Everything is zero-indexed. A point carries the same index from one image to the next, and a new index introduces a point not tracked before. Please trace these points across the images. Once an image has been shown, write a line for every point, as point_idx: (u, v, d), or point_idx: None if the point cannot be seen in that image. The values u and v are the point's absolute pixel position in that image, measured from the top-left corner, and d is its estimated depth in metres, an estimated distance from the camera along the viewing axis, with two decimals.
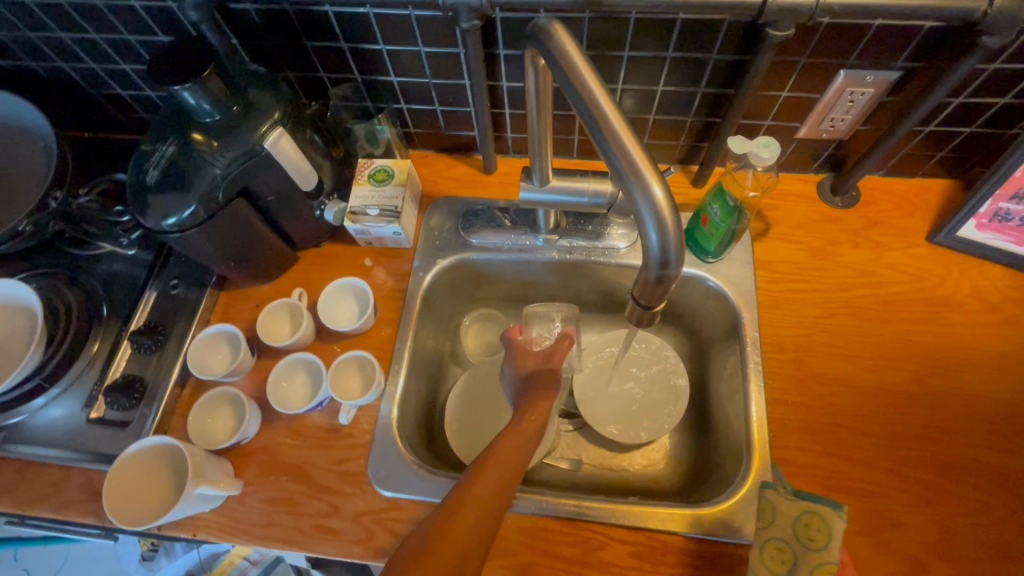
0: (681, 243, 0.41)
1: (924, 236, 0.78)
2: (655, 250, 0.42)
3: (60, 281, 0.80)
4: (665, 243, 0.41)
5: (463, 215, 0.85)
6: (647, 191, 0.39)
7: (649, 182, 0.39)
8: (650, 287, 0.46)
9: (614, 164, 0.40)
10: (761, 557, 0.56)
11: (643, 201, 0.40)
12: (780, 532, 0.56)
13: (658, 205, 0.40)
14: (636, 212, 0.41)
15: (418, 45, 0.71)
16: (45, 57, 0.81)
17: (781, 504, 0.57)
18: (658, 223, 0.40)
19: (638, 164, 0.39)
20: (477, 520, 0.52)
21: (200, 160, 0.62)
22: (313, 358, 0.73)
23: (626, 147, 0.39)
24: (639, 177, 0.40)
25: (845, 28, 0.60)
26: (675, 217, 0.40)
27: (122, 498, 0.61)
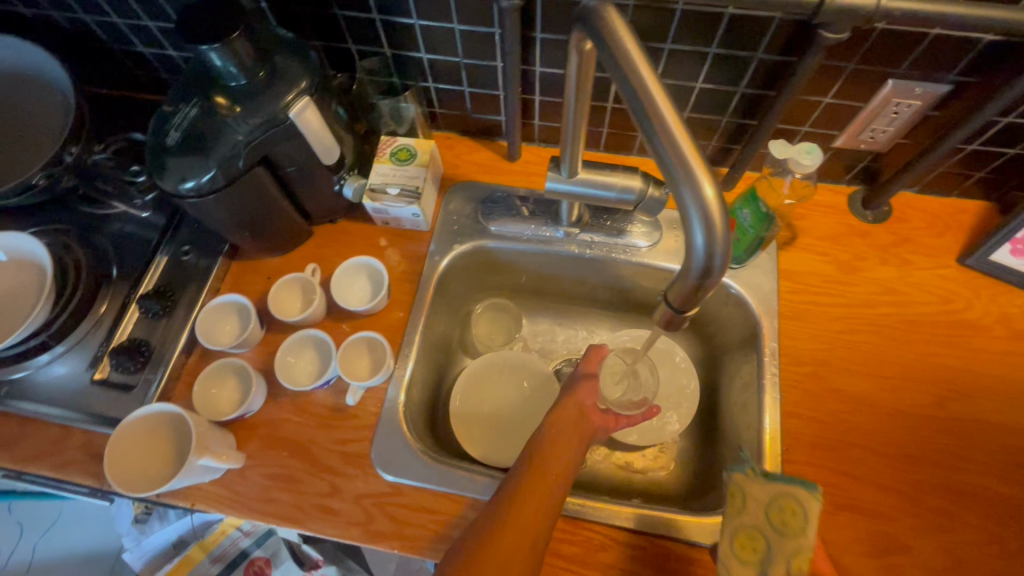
0: (727, 247, 0.37)
1: (955, 257, 0.76)
2: (697, 253, 0.38)
3: (70, 238, 0.79)
4: (710, 246, 0.37)
5: (483, 201, 0.83)
6: (695, 187, 0.36)
7: (698, 177, 0.36)
8: (686, 294, 0.42)
9: (660, 156, 0.37)
10: (729, 548, 0.52)
11: (689, 197, 0.36)
12: (751, 520, 0.52)
13: (705, 203, 0.36)
14: (682, 209, 0.38)
15: (452, 22, 0.69)
16: (69, 8, 0.79)
17: (750, 487, 0.53)
18: (704, 222, 0.36)
19: (687, 156, 0.36)
20: (523, 528, 0.54)
21: (223, 125, 0.61)
22: (323, 335, 0.72)
23: (675, 137, 0.36)
24: (687, 171, 0.36)
25: (899, 35, 0.58)
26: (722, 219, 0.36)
27: (123, 464, 0.60)
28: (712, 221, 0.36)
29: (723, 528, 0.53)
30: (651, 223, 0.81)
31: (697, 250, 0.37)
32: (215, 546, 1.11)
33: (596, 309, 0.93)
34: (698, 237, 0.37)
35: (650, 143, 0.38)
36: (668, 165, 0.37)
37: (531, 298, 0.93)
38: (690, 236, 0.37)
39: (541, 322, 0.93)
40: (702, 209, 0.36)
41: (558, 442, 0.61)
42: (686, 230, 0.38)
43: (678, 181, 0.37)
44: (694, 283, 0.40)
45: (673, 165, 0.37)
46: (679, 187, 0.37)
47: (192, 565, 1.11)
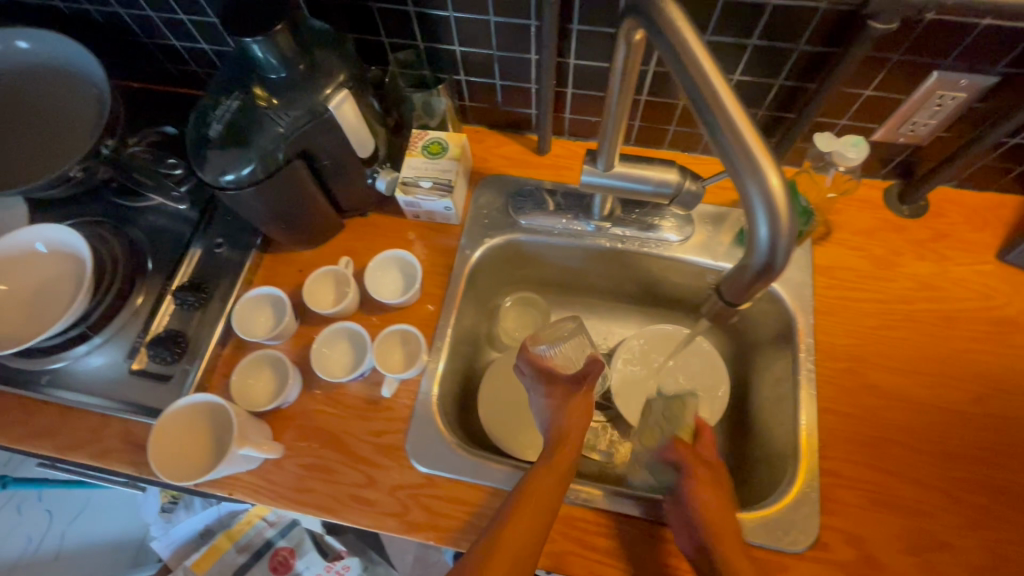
0: (791, 234, 0.39)
1: (993, 253, 0.75)
2: (761, 242, 0.40)
3: (106, 231, 0.80)
4: (775, 235, 0.39)
5: (513, 194, 0.83)
6: (761, 178, 0.38)
7: (763, 168, 0.38)
8: (746, 283, 0.44)
9: (724, 150, 0.39)
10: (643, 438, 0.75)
11: (754, 188, 0.38)
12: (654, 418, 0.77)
13: (770, 193, 0.38)
14: (745, 199, 0.40)
15: (488, 14, 0.69)
16: (104, 2, 0.80)
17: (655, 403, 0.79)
18: (770, 211, 0.38)
19: (752, 149, 0.38)
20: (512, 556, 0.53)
21: (264, 117, 0.61)
22: (358, 328, 0.72)
23: (740, 131, 0.38)
24: (751, 163, 0.38)
25: (948, 26, 0.57)
26: (789, 210, 0.38)
27: (167, 452, 0.61)
28: (777, 209, 0.38)
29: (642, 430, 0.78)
30: (684, 217, 0.80)
31: (761, 239, 0.39)
32: (241, 535, 1.15)
33: (623, 304, 0.92)
34: (762, 226, 0.39)
35: (713, 138, 0.40)
36: (732, 157, 0.39)
37: (558, 292, 0.93)
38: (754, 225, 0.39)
39: (568, 316, 0.93)
40: (766, 198, 0.38)
41: (552, 478, 0.59)
42: (749, 219, 0.40)
43: (742, 173, 0.39)
44: (757, 271, 0.42)
45: (738, 158, 0.38)
46: (743, 179, 0.39)
47: (219, 554, 1.12)
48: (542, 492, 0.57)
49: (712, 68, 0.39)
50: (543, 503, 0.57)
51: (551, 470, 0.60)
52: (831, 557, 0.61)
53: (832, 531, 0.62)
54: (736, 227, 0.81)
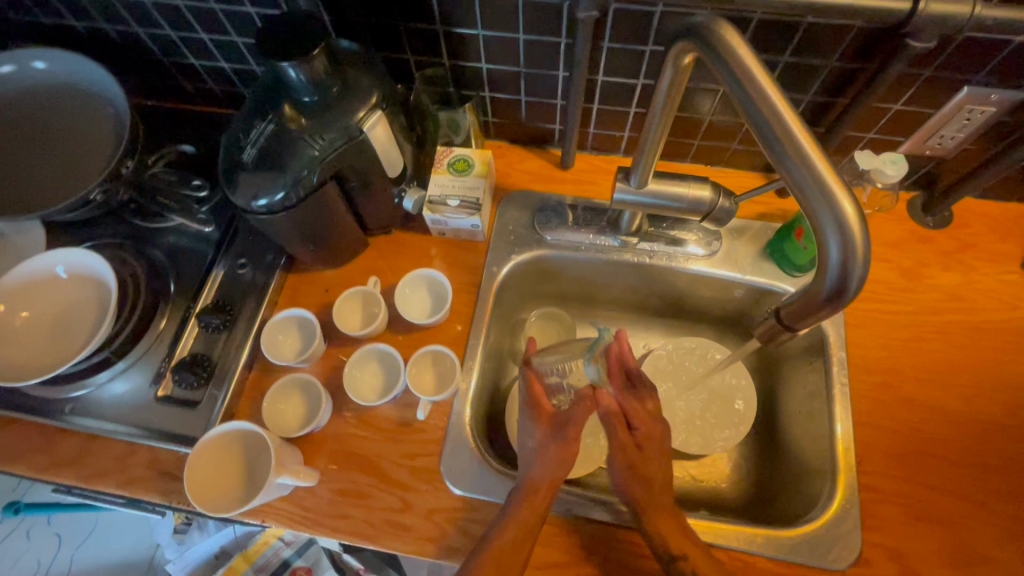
0: (864, 258, 0.39)
1: (1019, 262, 0.76)
2: (833, 267, 0.40)
3: (126, 253, 0.79)
4: (847, 260, 0.39)
5: (538, 210, 0.82)
6: (834, 204, 0.38)
7: (836, 194, 0.38)
8: (813, 309, 0.44)
9: (793, 178, 0.40)
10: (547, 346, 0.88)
11: (827, 214, 0.39)
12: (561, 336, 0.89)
13: (843, 218, 0.39)
14: (816, 225, 0.40)
15: (517, 33, 0.68)
16: (123, 21, 0.79)
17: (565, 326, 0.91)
18: (843, 236, 0.39)
19: (823, 177, 0.39)
20: None
21: (298, 140, 0.60)
22: (389, 349, 0.71)
23: (811, 159, 0.39)
24: (824, 190, 0.39)
25: (982, 43, 0.57)
26: (863, 233, 0.39)
27: (202, 483, 0.60)
28: (850, 233, 0.39)
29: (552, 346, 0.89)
30: (711, 232, 0.80)
31: (833, 264, 0.40)
32: (258, 556, 1.09)
33: (647, 317, 0.92)
34: (834, 251, 0.40)
35: (782, 167, 0.40)
36: (802, 185, 0.39)
37: (581, 305, 0.93)
38: (826, 250, 0.40)
39: (592, 330, 0.93)
40: (839, 223, 0.39)
41: (517, 538, 0.58)
42: (819, 244, 0.40)
43: (813, 199, 0.39)
44: (827, 297, 0.42)
45: (809, 186, 0.39)
46: (814, 204, 0.39)
47: None
48: (507, 556, 0.57)
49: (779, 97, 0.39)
50: (506, 567, 0.57)
51: (518, 530, 0.59)
52: (873, 574, 0.61)
53: (874, 547, 0.62)
54: (761, 239, 0.81)
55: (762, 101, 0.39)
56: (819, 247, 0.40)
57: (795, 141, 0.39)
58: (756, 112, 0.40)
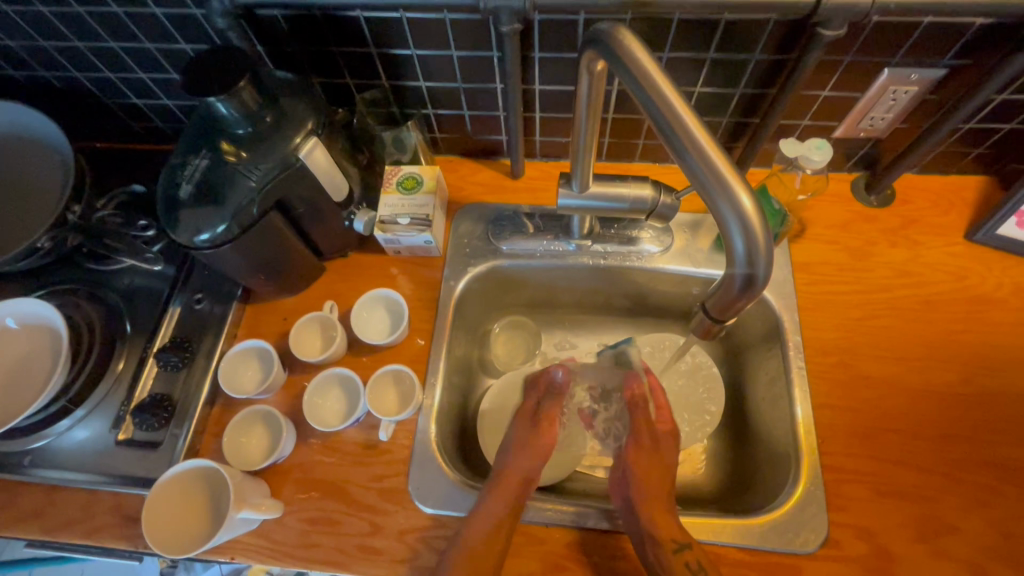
0: (768, 250, 0.41)
1: (963, 233, 0.77)
2: (740, 258, 0.42)
3: (80, 298, 0.79)
4: (752, 252, 0.41)
5: (492, 221, 0.83)
6: (733, 199, 0.40)
7: (735, 190, 0.40)
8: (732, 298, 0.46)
9: (696, 176, 0.41)
10: (516, 348, 0.91)
11: (727, 208, 0.41)
12: (529, 339, 0.92)
13: (743, 213, 0.41)
14: (721, 219, 0.42)
15: (450, 49, 0.69)
16: (60, 67, 0.79)
17: (533, 326, 0.93)
18: (745, 230, 0.41)
19: (723, 174, 0.40)
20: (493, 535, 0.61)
21: (234, 173, 0.61)
22: (348, 372, 0.71)
23: (711, 157, 0.40)
24: (724, 187, 0.40)
25: (893, 27, 0.59)
26: (764, 226, 0.40)
27: (162, 525, 0.60)
28: (752, 226, 0.41)
29: (519, 346, 0.91)
30: (663, 229, 0.81)
31: (740, 256, 0.42)
32: None
33: (612, 317, 0.93)
34: (739, 243, 0.41)
35: (686, 165, 0.42)
36: (705, 183, 0.41)
37: (548, 311, 0.93)
38: (732, 244, 0.42)
39: (561, 335, 0.93)
40: (740, 217, 0.40)
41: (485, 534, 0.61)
42: (727, 238, 0.42)
43: (715, 195, 0.41)
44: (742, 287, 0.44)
45: (710, 182, 0.41)
46: (716, 200, 0.41)
47: None
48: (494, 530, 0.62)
49: (679, 99, 0.40)
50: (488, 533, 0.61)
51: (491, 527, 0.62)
52: (843, 554, 0.61)
53: (843, 527, 0.62)
54: (713, 231, 0.82)
55: (660, 102, 0.40)
56: (725, 239, 0.42)
57: (694, 141, 0.40)
58: (657, 114, 0.41)
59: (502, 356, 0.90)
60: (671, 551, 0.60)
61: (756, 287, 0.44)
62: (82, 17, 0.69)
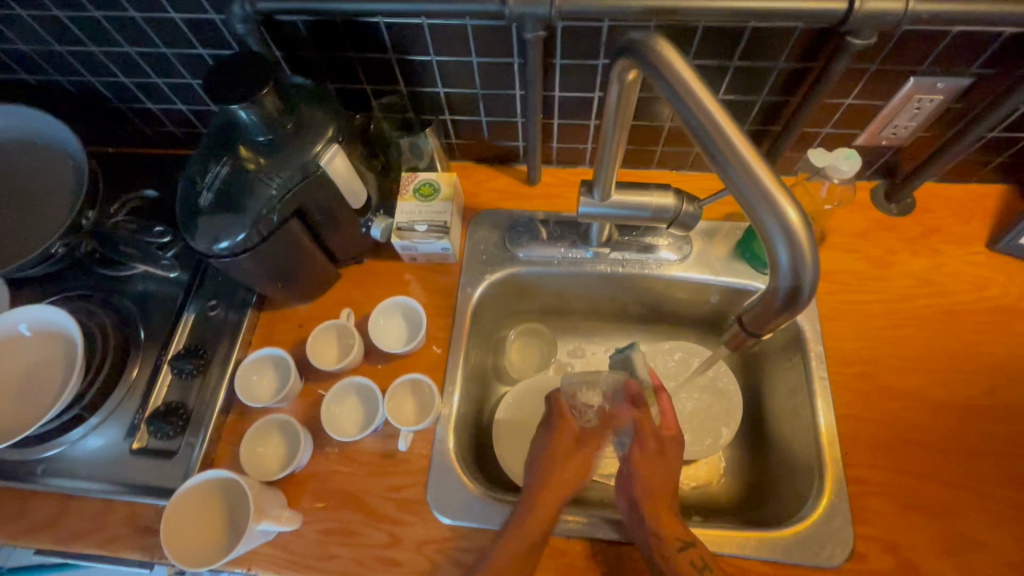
0: (813, 263, 0.40)
1: (984, 242, 0.77)
2: (784, 271, 0.41)
3: (94, 303, 0.78)
4: (797, 265, 0.40)
5: (508, 228, 0.82)
6: (778, 211, 0.39)
7: (779, 201, 0.39)
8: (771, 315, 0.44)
9: (738, 188, 0.41)
10: (530, 357, 0.90)
11: (772, 221, 0.40)
12: (543, 347, 0.91)
13: (789, 224, 0.40)
14: (764, 231, 0.41)
15: (470, 56, 0.69)
16: (75, 71, 0.78)
17: (548, 334, 0.92)
18: (791, 243, 0.40)
19: (767, 186, 0.39)
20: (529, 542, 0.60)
21: (255, 181, 0.60)
22: (366, 381, 0.70)
23: (754, 170, 0.40)
24: (768, 199, 0.40)
25: (921, 36, 0.59)
26: (810, 238, 0.39)
27: (179, 539, 0.59)
28: (797, 239, 0.40)
29: (533, 355, 0.90)
30: (681, 236, 0.81)
31: (784, 269, 0.41)
32: None
33: (626, 325, 0.92)
34: (783, 256, 0.40)
35: (727, 177, 0.41)
36: (748, 195, 0.40)
37: (562, 318, 0.92)
38: (776, 256, 0.41)
39: (575, 342, 0.92)
40: (785, 229, 0.40)
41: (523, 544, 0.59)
42: (770, 251, 0.41)
43: (758, 208, 0.40)
44: (784, 302, 0.42)
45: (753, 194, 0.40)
46: (759, 212, 0.40)
47: None
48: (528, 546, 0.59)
49: (721, 113, 0.40)
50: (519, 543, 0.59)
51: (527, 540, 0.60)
52: (868, 568, 0.61)
53: (868, 541, 0.62)
54: (730, 238, 0.81)
55: (702, 115, 0.40)
56: (769, 251, 0.41)
57: (737, 153, 0.40)
58: (697, 125, 0.40)
59: (515, 364, 0.89)
60: (673, 550, 0.59)
61: (799, 302, 0.42)
62: (98, 22, 0.69)
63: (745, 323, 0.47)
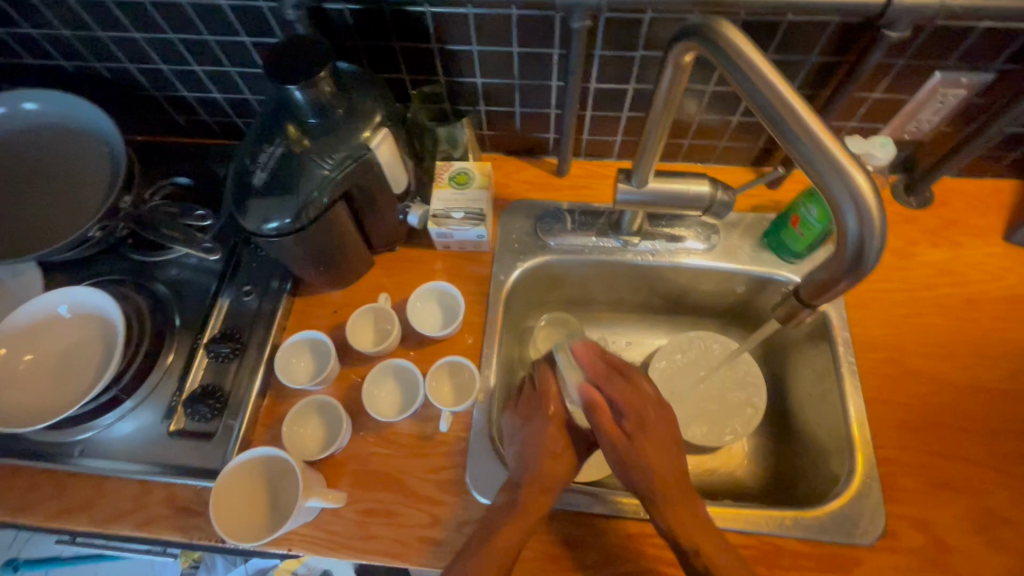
0: (880, 229, 0.43)
1: (1001, 234, 0.79)
2: (851, 238, 0.43)
3: (127, 288, 0.78)
4: (864, 230, 0.43)
5: (539, 217, 0.84)
6: (847, 179, 0.42)
7: (849, 169, 0.42)
8: (833, 282, 0.47)
9: (807, 160, 0.43)
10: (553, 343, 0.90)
11: (841, 189, 0.42)
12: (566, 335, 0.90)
13: (858, 191, 0.42)
14: (831, 199, 0.43)
15: (512, 46, 0.71)
16: (114, 58, 0.79)
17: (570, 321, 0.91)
18: (859, 209, 0.42)
19: (836, 156, 0.42)
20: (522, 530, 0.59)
21: (307, 163, 0.61)
22: (407, 363, 0.72)
23: (822, 140, 0.42)
24: (837, 169, 0.42)
25: (950, 31, 0.61)
26: (877, 202, 0.42)
27: (229, 517, 0.60)
28: (865, 206, 0.42)
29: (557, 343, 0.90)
30: (708, 227, 0.83)
31: (852, 234, 0.43)
32: None
33: (649, 317, 0.94)
34: (851, 222, 0.43)
35: (795, 149, 0.43)
36: (816, 165, 0.43)
37: (587, 308, 0.94)
38: (844, 223, 0.43)
39: (599, 333, 0.94)
40: (854, 196, 0.42)
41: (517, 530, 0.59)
42: (838, 218, 0.44)
43: (827, 177, 0.43)
44: (848, 269, 0.45)
45: (823, 165, 0.42)
46: (829, 181, 0.43)
47: None
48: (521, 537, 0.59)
49: (788, 88, 0.42)
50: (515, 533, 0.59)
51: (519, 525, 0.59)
52: (901, 545, 0.62)
53: (900, 519, 0.63)
54: (755, 229, 0.83)
55: (770, 90, 0.42)
56: (836, 219, 0.44)
57: (805, 126, 0.42)
58: (765, 102, 0.43)
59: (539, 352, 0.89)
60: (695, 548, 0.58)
61: (864, 267, 0.45)
62: (145, 8, 0.70)
63: (805, 292, 0.50)
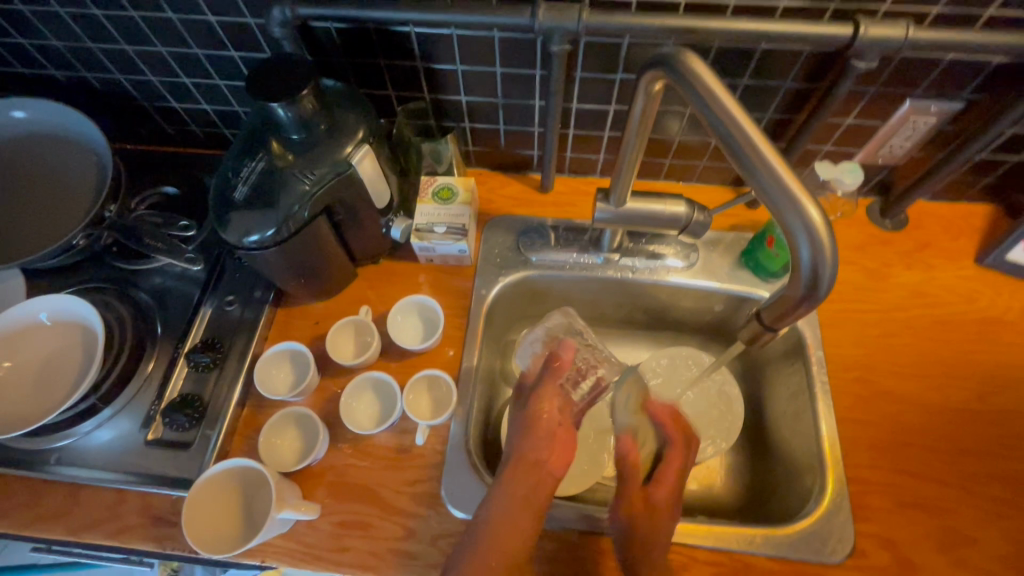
0: (832, 258, 0.44)
1: (973, 258, 0.81)
2: (805, 266, 0.45)
3: (111, 296, 0.79)
4: (817, 259, 0.44)
5: (522, 232, 0.85)
6: (801, 209, 0.43)
7: (802, 201, 0.43)
8: (790, 307, 0.48)
9: (764, 190, 0.45)
10: None
11: (795, 219, 0.44)
12: None
13: (811, 222, 0.44)
14: (787, 228, 0.45)
15: (495, 66, 0.72)
16: (104, 69, 0.80)
17: None
18: (812, 240, 0.44)
19: (790, 187, 0.44)
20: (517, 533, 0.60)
21: (289, 178, 0.62)
22: (385, 376, 0.72)
23: (777, 171, 0.44)
24: (791, 199, 0.44)
25: (918, 61, 0.63)
26: (829, 233, 0.44)
27: (200, 526, 0.60)
28: (818, 236, 0.44)
29: None
30: (688, 244, 0.84)
31: (805, 263, 0.45)
32: None
33: (630, 332, 0.95)
34: (805, 251, 0.45)
35: (752, 179, 0.45)
36: (772, 195, 0.44)
37: None
38: (798, 252, 0.45)
39: None
40: (807, 226, 0.44)
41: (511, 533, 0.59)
42: (793, 247, 0.45)
43: (782, 207, 0.44)
44: (803, 296, 0.47)
45: (777, 195, 0.44)
46: (784, 211, 0.44)
47: None
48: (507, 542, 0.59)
49: (747, 120, 0.44)
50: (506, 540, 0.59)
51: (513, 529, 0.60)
52: (869, 563, 0.63)
53: (869, 538, 0.64)
54: (734, 248, 0.84)
55: (730, 121, 0.44)
56: (792, 248, 0.45)
57: (762, 157, 0.44)
58: (726, 132, 0.45)
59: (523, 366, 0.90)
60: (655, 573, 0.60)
61: (817, 295, 0.46)
62: (135, 22, 0.71)
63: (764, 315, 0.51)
